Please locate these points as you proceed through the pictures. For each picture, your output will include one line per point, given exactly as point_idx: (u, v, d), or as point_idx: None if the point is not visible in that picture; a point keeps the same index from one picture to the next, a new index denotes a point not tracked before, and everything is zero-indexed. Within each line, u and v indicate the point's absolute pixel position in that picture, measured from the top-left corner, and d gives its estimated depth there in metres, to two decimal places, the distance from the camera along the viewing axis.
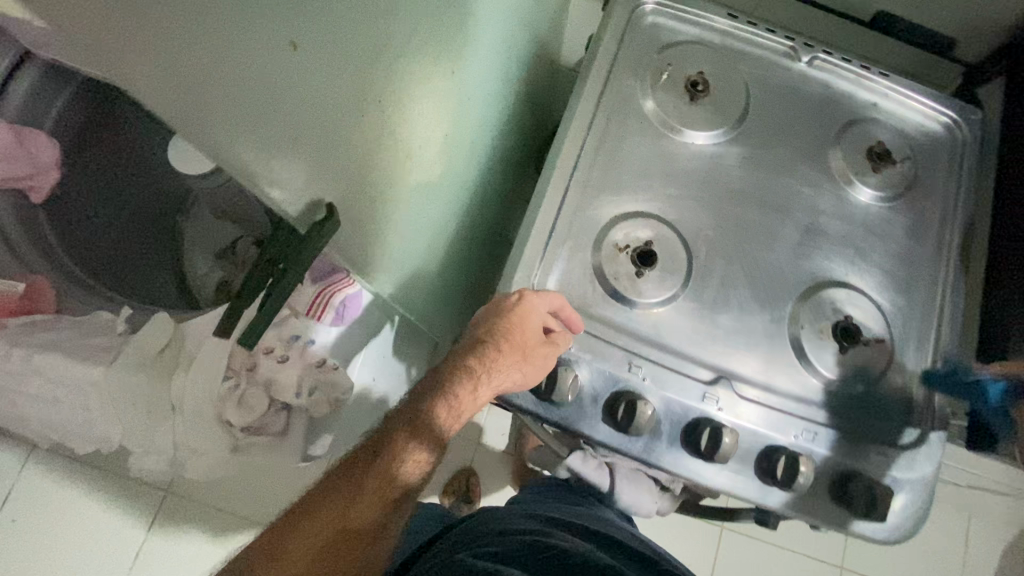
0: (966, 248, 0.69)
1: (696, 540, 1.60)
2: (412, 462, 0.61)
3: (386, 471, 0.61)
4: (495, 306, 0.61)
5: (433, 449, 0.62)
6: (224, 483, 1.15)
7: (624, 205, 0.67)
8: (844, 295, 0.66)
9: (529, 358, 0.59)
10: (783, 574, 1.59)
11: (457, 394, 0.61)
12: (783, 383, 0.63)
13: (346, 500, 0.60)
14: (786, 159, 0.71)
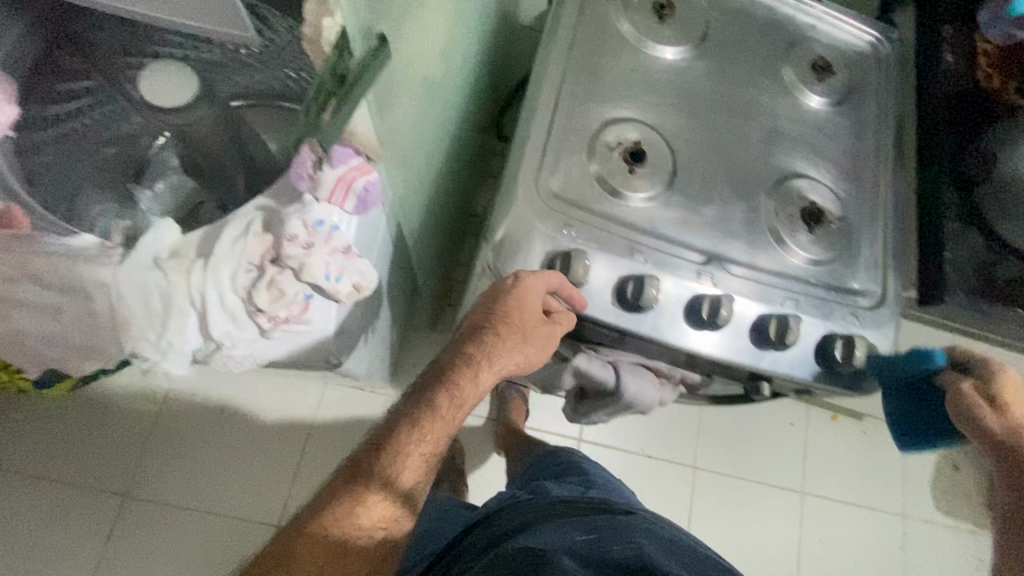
0: (900, 142, 0.79)
1: (672, 483, 1.69)
2: (414, 464, 0.60)
3: (388, 475, 0.59)
4: (497, 293, 0.62)
5: (437, 445, 0.61)
6: (187, 481, 1.38)
7: (611, 112, 0.72)
8: (806, 184, 0.74)
9: (530, 337, 0.64)
10: (753, 505, 1.70)
11: (459, 383, 0.62)
12: (765, 261, 0.70)
13: (354, 500, 0.58)
14: (745, 72, 0.79)
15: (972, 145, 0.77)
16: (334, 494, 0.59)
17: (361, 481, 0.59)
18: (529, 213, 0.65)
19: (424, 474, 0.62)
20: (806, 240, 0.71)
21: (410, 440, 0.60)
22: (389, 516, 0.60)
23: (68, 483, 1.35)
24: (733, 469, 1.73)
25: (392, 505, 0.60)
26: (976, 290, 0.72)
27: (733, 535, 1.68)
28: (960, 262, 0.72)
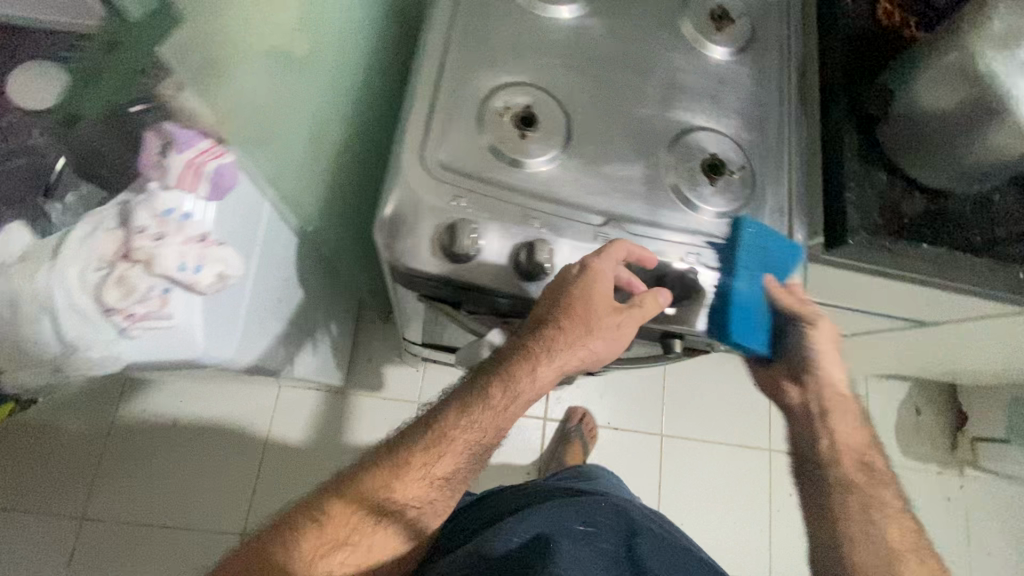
0: (804, 86, 0.78)
1: (641, 453, 1.71)
2: (455, 459, 0.68)
3: (438, 461, 0.68)
4: (571, 282, 0.62)
5: (475, 446, 0.69)
6: (150, 496, 1.36)
7: (500, 77, 0.69)
8: (706, 136, 0.72)
9: (592, 332, 0.64)
10: (722, 468, 1.73)
11: (517, 376, 0.66)
12: (667, 218, 0.68)
13: (392, 473, 0.68)
14: (641, 28, 0.77)
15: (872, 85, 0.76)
16: (386, 470, 0.68)
17: (412, 464, 0.68)
18: (415, 187, 0.63)
19: (460, 471, 0.69)
20: (709, 193, 0.70)
21: (458, 432, 0.68)
22: (422, 494, 0.68)
23: (23, 507, 1.33)
24: (700, 434, 1.75)
25: (433, 492, 0.69)
26: (887, 227, 0.71)
27: (705, 499, 1.70)
28: (869, 201, 0.71)
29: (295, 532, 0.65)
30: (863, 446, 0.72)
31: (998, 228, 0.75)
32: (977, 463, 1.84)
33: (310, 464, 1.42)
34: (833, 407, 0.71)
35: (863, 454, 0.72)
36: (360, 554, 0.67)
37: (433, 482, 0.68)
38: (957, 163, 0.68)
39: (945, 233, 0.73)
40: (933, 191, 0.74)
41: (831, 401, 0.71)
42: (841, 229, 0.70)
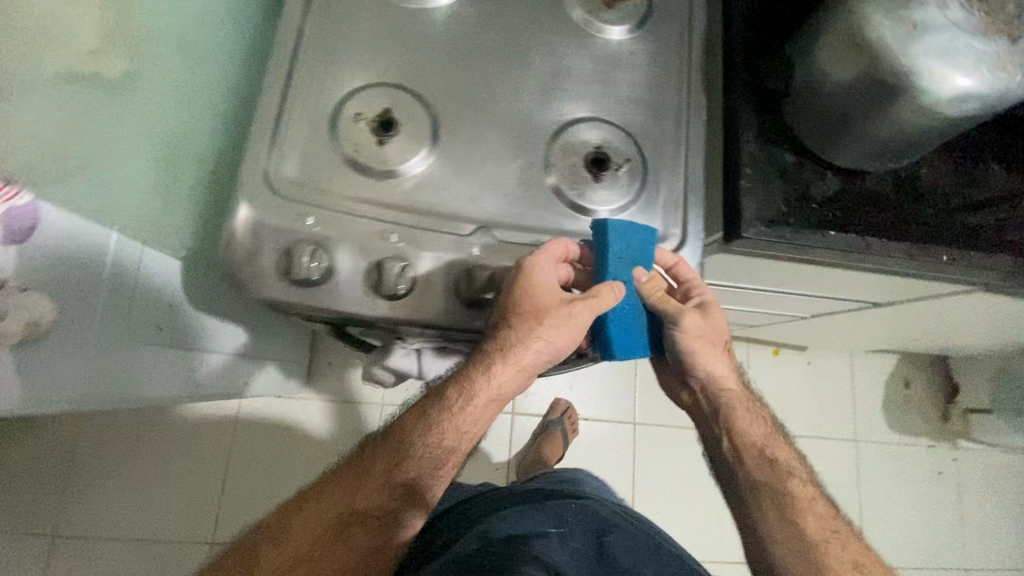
0: (705, 62, 0.71)
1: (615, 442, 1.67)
2: (420, 464, 0.66)
3: (404, 464, 0.66)
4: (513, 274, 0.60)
5: (440, 452, 0.66)
6: (121, 510, 1.36)
7: (358, 79, 0.64)
8: (589, 127, 0.66)
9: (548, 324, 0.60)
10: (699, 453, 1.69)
11: (472, 377, 0.64)
12: (545, 222, 0.64)
13: (353, 483, 0.66)
14: (519, 14, 0.71)
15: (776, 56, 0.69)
16: (349, 481, 0.66)
17: (375, 472, 0.66)
18: (258, 209, 0.58)
19: (423, 478, 0.66)
20: (591, 190, 0.65)
21: (419, 437, 0.66)
22: (386, 504, 0.65)
23: None
24: (676, 420, 1.70)
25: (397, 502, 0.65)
26: (794, 214, 0.65)
27: (681, 485, 1.67)
28: (774, 186, 0.65)
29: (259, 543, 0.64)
30: (764, 439, 0.74)
31: (918, 205, 0.69)
32: (969, 434, 1.77)
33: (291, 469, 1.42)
34: (730, 405, 0.73)
35: (767, 446, 0.74)
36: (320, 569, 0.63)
37: (398, 490, 0.65)
38: (865, 142, 0.61)
39: (861, 216, 0.67)
40: (847, 171, 0.67)
41: (729, 394, 0.73)
42: (743, 221, 0.63)
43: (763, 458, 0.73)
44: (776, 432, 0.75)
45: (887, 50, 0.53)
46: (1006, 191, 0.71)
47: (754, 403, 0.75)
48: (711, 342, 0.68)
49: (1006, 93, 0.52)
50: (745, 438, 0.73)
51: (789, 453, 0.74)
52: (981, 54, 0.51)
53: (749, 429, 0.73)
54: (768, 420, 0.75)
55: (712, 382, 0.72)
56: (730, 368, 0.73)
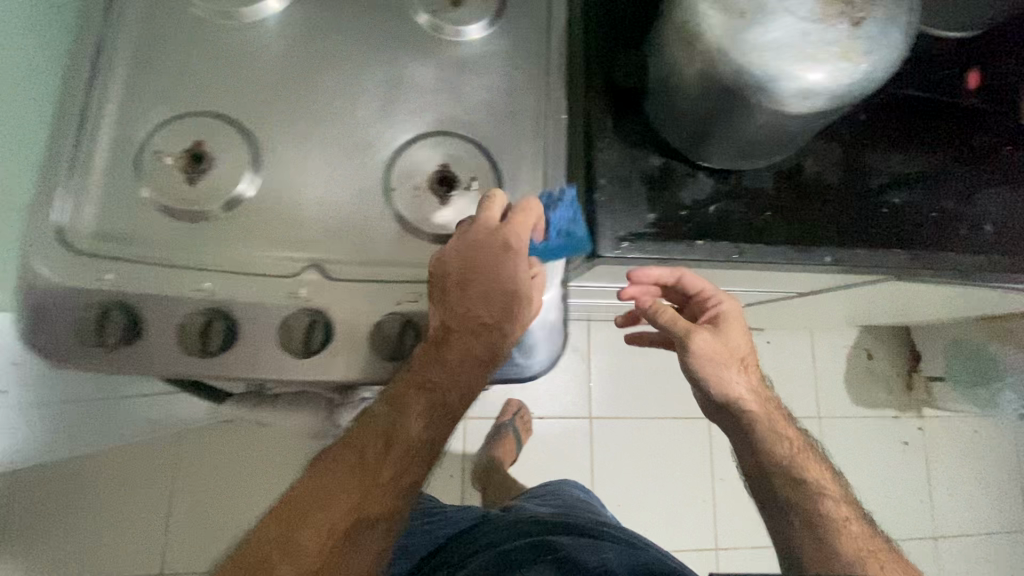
0: (566, 57, 0.65)
1: (570, 441, 1.60)
2: (376, 502, 0.54)
3: (354, 509, 0.54)
4: (451, 259, 0.53)
5: (399, 480, 0.55)
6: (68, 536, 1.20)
7: (169, 112, 0.59)
8: (432, 143, 0.61)
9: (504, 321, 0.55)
10: (658, 443, 1.61)
11: (462, 379, 0.55)
12: (383, 254, 0.58)
13: (340, 505, 0.54)
14: (354, 23, 0.64)
15: (631, 59, 0.66)
16: (286, 556, 0.52)
17: (314, 532, 0.53)
18: (46, 270, 0.53)
19: (380, 518, 0.54)
20: (434, 217, 0.59)
21: (369, 470, 0.55)
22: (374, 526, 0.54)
23: None
24: (629, 412, 1.62)
25: (358, 558, 0.54)
26: (660, 226, 0.60)
27: (638, 477, 1.59)
28: (636, 197, 0.61)
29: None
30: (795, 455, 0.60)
31: (804, 201, 0.63)
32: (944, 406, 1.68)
33: (243, 490, 1.26)
34: (750, 422, 0.62)
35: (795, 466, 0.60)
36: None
37: (354, 542, 0.54)
38: (730, 138, 0.55)
39: (738, 219, 0.61)
40: (721, 171, 0.62)
41: (753, 412, 0.63)
42: (601, 239, 0.59)
43: (791, 479, 0.59)
44: (808, 450, 0.62)
45: (720, 41, 0.46)
46: (896, 178, 0.67)
47: (779, 416, 0.63)
48: (731, 363, 0.63)
49: (857, 83, 0.46)
50: (769, 455, 0.60)
51: (825, 475, 0.60)
52: (821, 39, 0.45)
53: (778, 446, 0.61)
54: (799, 437, 0.63)
55: (728, 401, 0.63)
56: (753, 382, 0.64)
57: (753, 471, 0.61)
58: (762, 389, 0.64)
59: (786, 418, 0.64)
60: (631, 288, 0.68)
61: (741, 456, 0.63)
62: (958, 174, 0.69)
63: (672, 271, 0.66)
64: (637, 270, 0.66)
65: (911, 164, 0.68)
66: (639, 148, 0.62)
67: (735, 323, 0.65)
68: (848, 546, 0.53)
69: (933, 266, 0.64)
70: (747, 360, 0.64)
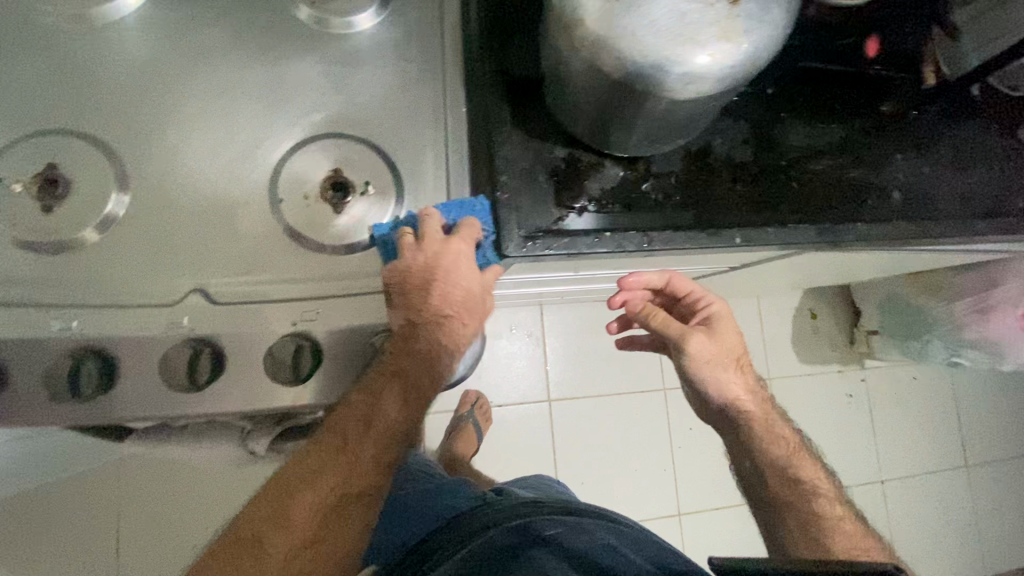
0: (461, 48, 0.61)
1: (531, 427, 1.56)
2: (358, 480, 0.54)
3: (339, 487, 0.54)
4: (412, 267, 0.50)
5: (377, 455, 0.55)
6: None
7: (18, 133, 0.53)
8: (320, 148, 0.56)
9: (473, 311, 0.55)
10: (619, 419, 1.60)
11: (418, 379, 0.54)
12: (275, 273, 0.54)
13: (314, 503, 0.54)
14: (225, 20, 0.59)
15: (526, 41, 0.63)
16: (277, 529, 0.53)
17: (302, 509, 0.53)
18: None
19: (364, 488, 0.55)
20: (328, 228, 0.55)
21: (334, 469, 0.54)
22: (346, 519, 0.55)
23: None
24: (584, 390, 1.60)
25: (343, 532, 0.55)
26: (568, 219, 0.59)
27: (598, 454, 1.58)
28: (543, 191, 0.59)
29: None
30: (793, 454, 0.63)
31: (713, 182, 0.63)
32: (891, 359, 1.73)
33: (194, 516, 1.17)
34: (751, 427, 0.62)
35: (791, 464, 0.63)
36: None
37: (340, 512, 0.54)
38: (630, 125, 0.53)
39: (646, 206, 0.60)
40: (627, 158, 0.61)
41: (754, 416, 0.62)
42: (506, 237, 0.56)
43: (787, 478, 0.62)
44: (803, 449, 0.64)
45: (598, 26, 0.44)
46: (805, 151, 0.68)
47: (777, 416, 0.64)
48: (728, 364, 0.58)
49: (741, 62, 0.44)
50: (764, 456, 0.62)
51: (820, 476, 0.63)
52: (698, 21, 0.43)
53: (777, 448, 0.62)
54: (793, 436, 0.65)
55: (729, 404, 0.61)
56: (750, 383, 0.62)
57: (751, 471, 0.64)
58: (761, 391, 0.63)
59: (783, 418, 0.65)
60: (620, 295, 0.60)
61: (737, 459, 0.65)
62: (866, 143, 0.70)
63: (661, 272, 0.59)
64: (629, 275, 0.59)
65: (819, 136, 0.69)
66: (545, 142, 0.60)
67: (730, 324, 0.59)
68: (841, 546, 0.58)
69: (844, 237, 0.64)
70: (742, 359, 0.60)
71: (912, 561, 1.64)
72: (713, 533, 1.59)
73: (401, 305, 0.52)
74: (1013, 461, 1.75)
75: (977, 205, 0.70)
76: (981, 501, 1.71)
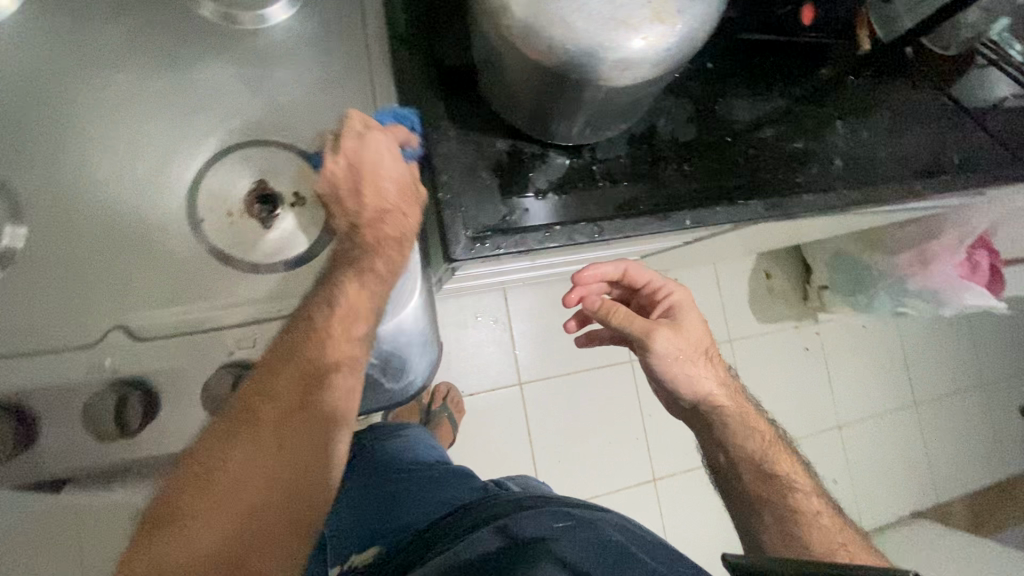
0: (392, 38, 0.57)
1: (502, 413, 1.54)
2: (338, 349, 0.47)
3: (315, 373, 0.46)
4: (338, 172, 0.48)
5: (350, 327, 0.47)
6: None
7: None
8: (242, 158, 0.52)
9: (412, 202, 0.53)
10: (590, 397, 1.60)
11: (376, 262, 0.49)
12: (204, 300, 0.50)
13: (289, 391, 0.46)
14: (121, 21, 0.53)
15: (459, 32, 0.61)
16: (264, 403, 0.45)
17: (277, 399, 0.45)
18: None
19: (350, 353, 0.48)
20: (259, 245, 0.51)
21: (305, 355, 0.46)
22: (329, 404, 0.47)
23: None
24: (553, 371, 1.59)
25: (335, 402, 0.47)
26: (516, 215, 0.57)
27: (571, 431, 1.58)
28: (487, 187, 0.57)
29: (177, 565, 0.39)
30: (769, 448, 0.55)
31: (660, 165, 0.62)
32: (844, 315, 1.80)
33: None
34: (724, 422, 0.55)
35: (765, 460, 0.55)
36: (282, 531, 0.43)
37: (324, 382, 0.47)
38: (570, 114, 0.51)
39: (593, 195, 0.59)
40: (572, 146, 0.59)
41: (728, 410, 0.55)
42: (452, 239, 0.53)
43: (761, 473, 0.54)
44: (782, 444, 0.57)
45: (527, 14, 0.41)
46: (748, 125, 0.67)
47: (749, 409, 0.57)
48: (697, 357, 0.54)
49: (677, 44, 0.42)
50: (738, 451, 0.55)
51: (799, 472, 0.56)
52: (629, 6, 0.41)
53: (751, 442, 0.55)
54: (770, 430, 0.57)
55: (701, 400, 0.56)
56: (721, 376, 0.57)
57: (723, 467, 0.56)
58: (733, 383, 0.57)
59: (758, 411, 0.58)
60: (576, 291, 0.58)
61: (709, 454, 0.57)
62: (806, 113, 0.70)
63: (616, 264, 0.57)
64: (583, 270, 0.58)
65: (762, 110, 0.69)
66: (489, 135, 0.58)
67: (693, 312, 0.56)
68: (820, 543, 0.50)
69: (791, 210, 0.64)
70: (710, 352, 0.56)
71: (868, 497, 1.73)
72: (687, 497, 1.61)
73: (336, 211, 0.50)
74: (955, 397, 1.86)
75: (913, 166, 0.72)
76: (927, 436, 1.82)
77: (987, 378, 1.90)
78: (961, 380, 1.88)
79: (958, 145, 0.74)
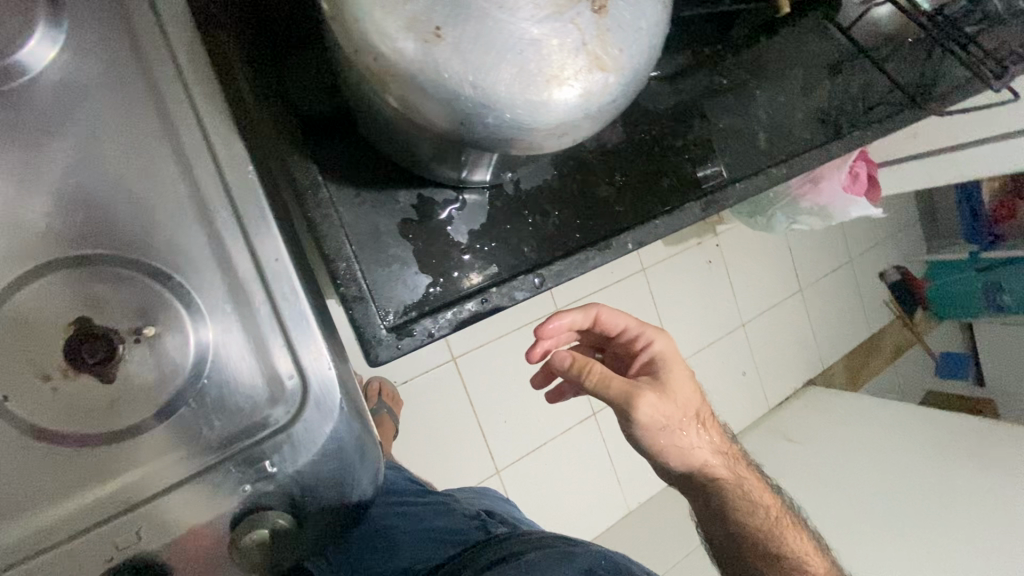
0: (235, 94, 0.43)
1: (435, 428, 1.04)
2: None
3: None
4: None
5: None
6: None
7: None
8: (51, 294, 0.39)
9: None
10: (530, 411, 1.12)
11: None
12: (50, 499, 0.39)
13: None
14: None
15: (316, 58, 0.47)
16: None
17: None
18: None
19: None
20: (112, 404, 0.40)
21: None
22: None
23: None
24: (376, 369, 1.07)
25: None
26: (444, 283, 0.47)
27: (423, 439, 1.03)
28: (401, 256, 0.47)
29: None
30: (773, 520, 0.58)
31: (591, 182, 0.54)
32: None
33: None
34: (728, 497, 0.56)
35: (771, 536, 0.56)
36: None
37: None
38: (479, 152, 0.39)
39: (525, 235, 0.50)
40: (492, 183, 0.50)
41: (726, 480, 0.56)
42: (371, 338, 0.44)
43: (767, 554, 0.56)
44: (786, 517, 0.59)
45: (427, 80, 0.30)
46: (671, 109, 0.61)
47: (752, 482, 0.59)
48: (685, 422, 0.53)
49: (623, 89, 0.32)
50: (744, 530, 0.56)
51: (803, 539, 0.59)
52: (560, 54, 0.30)
53: (753, 517, 0.56)
54: (776, 503, 0.59)
55: (696, 471, 0.55)
56: (715, 442, 0.57)
57: (727, 541, 0.57)
58: (732, 452, 0.58)
59: (759, 481, 0.60)
60: (542, 343, 0.55)
61: (711, 529, 0.58)
62: (720, 85, 0.64)
63: (587, 313, 0.55)
64: (547, 324, 0.54)
65: (680, 89, 0.62)
66: (385, 184, 0.47)
67: (676, 365, 0.55)
68: None
69: (726, 203, 0.59)
70: (700, 414, 0.55)
71: (790, 407, 1.42)
72: (663, 496, 1.26)
73: None
74: (847, 267, 1.60)
75: (828, 124, 0.68)
76: (835, 318, 1.56)
77: (890, 234, 1.69)
78: (851, 249, 1.61)
79: (866, 92, 0.71)
